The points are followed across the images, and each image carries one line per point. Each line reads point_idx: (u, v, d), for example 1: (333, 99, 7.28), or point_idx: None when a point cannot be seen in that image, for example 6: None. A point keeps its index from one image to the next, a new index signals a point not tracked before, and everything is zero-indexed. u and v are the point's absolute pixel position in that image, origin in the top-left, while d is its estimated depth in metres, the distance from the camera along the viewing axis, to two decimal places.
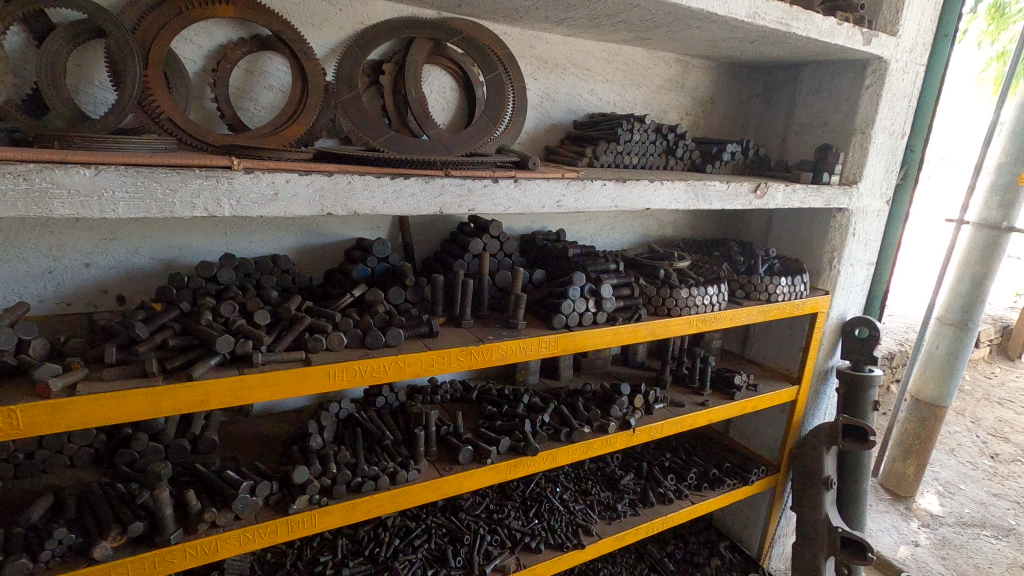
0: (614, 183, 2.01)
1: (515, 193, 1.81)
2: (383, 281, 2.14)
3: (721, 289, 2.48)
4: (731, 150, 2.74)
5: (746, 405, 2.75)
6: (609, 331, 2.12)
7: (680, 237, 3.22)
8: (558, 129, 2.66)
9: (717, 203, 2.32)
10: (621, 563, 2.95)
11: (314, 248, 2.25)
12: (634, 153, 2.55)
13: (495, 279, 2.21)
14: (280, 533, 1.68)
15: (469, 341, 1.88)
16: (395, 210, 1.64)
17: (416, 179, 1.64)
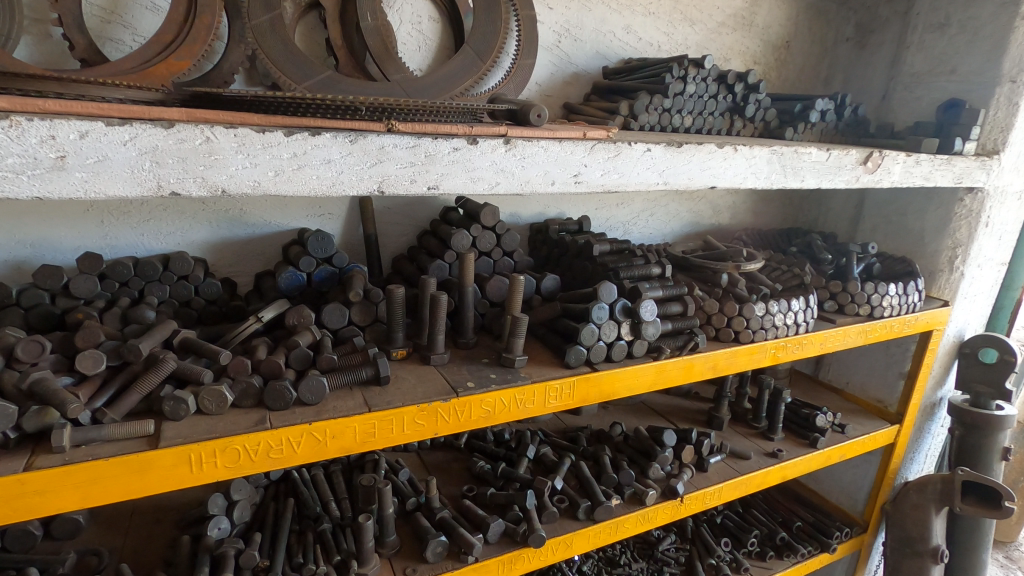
0: (663, 148, 1.30)
1: (506, 162, 1.13)
2: (325, 292, 1.49)
3: (809, 303, 1.75)
4: (822, 107, 1.98)
5: (833, 454, 2.04)
6: (651, 368, 1.44)
7: (739, 227, 2.49)
8: (583, 80, 1.95)
9: (812, 179, 1.59)
10: None
11: (239, 243, 1.63)
12: (686, 111, 1.83)
13: (485, 289, 1.53)
14: None
15: (436, 391, 1.23)
16: (299, 186, 0.98)
17: (332, 134, 0.97)
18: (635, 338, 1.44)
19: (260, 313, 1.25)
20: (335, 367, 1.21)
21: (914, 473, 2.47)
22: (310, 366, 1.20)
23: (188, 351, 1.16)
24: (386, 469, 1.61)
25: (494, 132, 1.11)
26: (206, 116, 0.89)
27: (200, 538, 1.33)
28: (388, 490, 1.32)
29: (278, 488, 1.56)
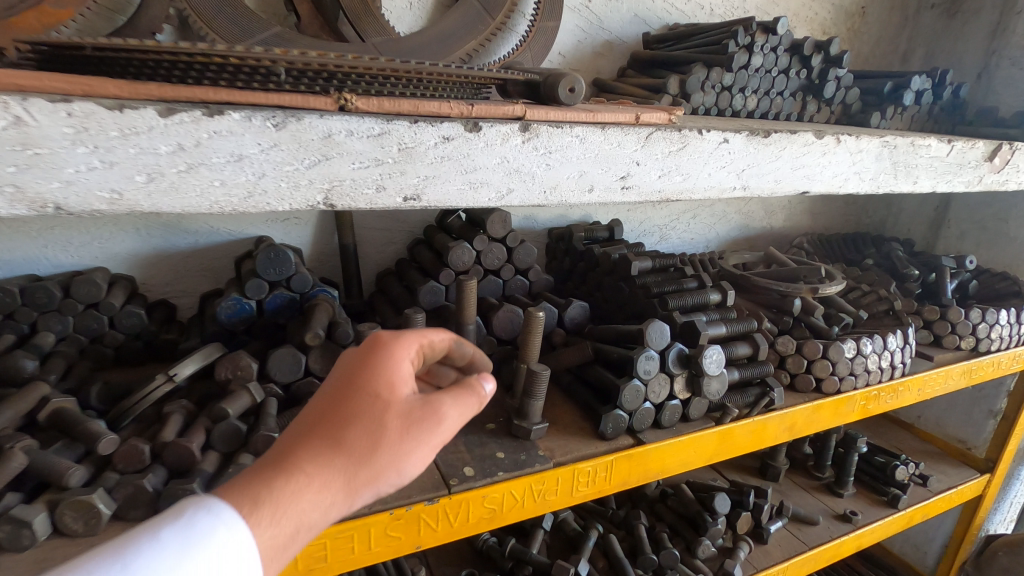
0: (746, 138, 0.92)
1: (522, 158, 0.76)
2: (282, 325, 1.13)
3: (907, 339, 1.37)
4: (919, 87, 1.57)
5: (916, 515, 1.67)
6: (711, 435, 1.07)
7: (796, 231, 2.10)
8: (618, 50, 1.55)
9: (928, 181, 1.19)
10: None
11: (178, 256, 1.27)
12: (751, 89, 1.44)
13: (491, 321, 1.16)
14: None
15: (419, 483, 0.87)
16: (191, 198, 0.60)
17: (244, 114, 0.59)
18: (693, 395, 1.07)
19: (176, 370, 0.89)
20: None
21: (998, 525, 2.09)
22: (241, 448, 0.86)
23: (62, 430, 0.80)
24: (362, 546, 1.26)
25: (506, 113, 0.73)
26: (12, 79, 0.52)
27: None
28: None
29: None
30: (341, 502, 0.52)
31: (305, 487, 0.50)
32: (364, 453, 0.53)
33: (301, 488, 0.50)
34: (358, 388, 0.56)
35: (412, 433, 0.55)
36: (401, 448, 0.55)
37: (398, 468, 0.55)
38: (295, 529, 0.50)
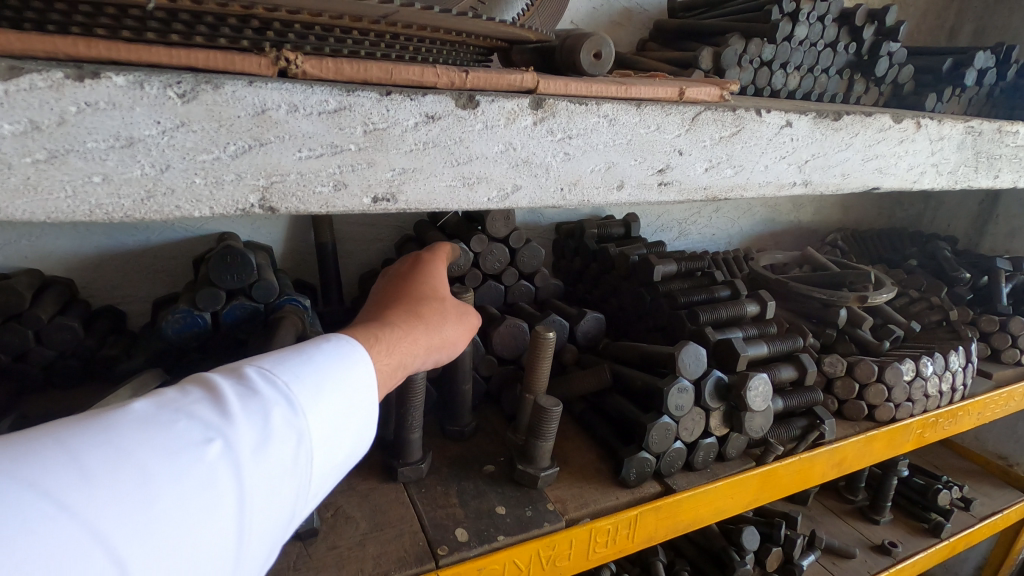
0: (812, 122, 0.73)
1: (532, 145, 0.57)
2: (242, 340, 0.95)
3: (968, 356, 1.19)
4: (982, 65, 1.38)
5: (960, 544, 1.50)
6: (753, 477, 0.90)
7: (827, 226, 1.91)
8: (638, 20, 1.35)
9: (1011, 174, 1.00)
10: None
11: (124, 255, 1.08)
12: (794, 65, 1.24)
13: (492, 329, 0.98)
14: None
15: (400, 551, 0.69)
16: (60, 200, 0.42)
17: (132, 78, 0.41)
18: (732, 432, 0.89)
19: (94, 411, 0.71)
20: None
21: None
22: None
23: None
24: None
25: (511, 84, 0.55)
26: None
27: None
28: None
29: None
30: (431, 347, 0.62)
31: (411, 326, 0.60)
32: (445, 312, 0.65)
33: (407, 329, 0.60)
34: (418, 279, 0.69)
35: (468, 311, 0.69)
36: (466, 315, 0.69)
37: (461, 332, 0.68)
38: (395, 366, 0.57)
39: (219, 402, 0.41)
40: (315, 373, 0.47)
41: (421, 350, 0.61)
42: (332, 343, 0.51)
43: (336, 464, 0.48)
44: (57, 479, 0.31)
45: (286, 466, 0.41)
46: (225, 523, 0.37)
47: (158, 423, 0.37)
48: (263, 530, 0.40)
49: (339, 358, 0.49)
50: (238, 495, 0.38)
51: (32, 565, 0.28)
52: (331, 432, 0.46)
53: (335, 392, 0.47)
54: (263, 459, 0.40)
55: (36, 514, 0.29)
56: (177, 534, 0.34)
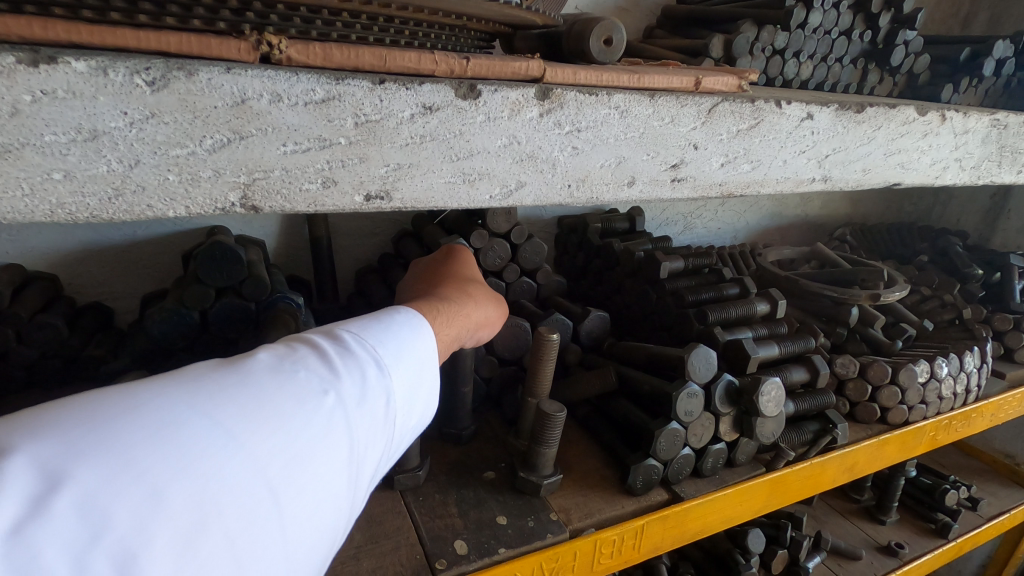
0: (834, 113, 0.69)
1: (537, 139, 0.53)
2: (232, 340, 0.91)
3: (983, 356, 1.16)
4: (1000, 54, 1.33)
5: (967, 545, 1.48)
6: (763, 483, 0.87)
7: (835, 220, 1.87)
8: (645, 5, 1.30)
9: None
10: None
11: (110, 249, 1.04)
12: (807, 53, 1.19)
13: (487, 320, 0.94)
14: None
15: (395, 566, 0.66)
16: (16, 199, 0.38)
17: (95, 63, 0.37)
18: (742, 437, 0.86)
19: None
20: None
21: None
22: None
23: None
24: None
25: (517, 72, 0.50)
26: None
27: None
28: None
29: None
30: (477, 325, 0.70)
31: (465, 304, 0.68)
32: (487, 297, 0.74)
33: (464, 305, 0.67)
34: (458, 272, 0.77)
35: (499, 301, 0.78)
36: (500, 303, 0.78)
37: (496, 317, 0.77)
38: (452, 339, 0.64)
39: (328, 357, 0.44)
40: (399, 338, 0.51)
41: (471, 326, 0.69)
42: (406, 312, 0.55)
43: (416, 422, 0.51)
44: (221, 415, 0.35)
45: (382, 418, 0.45)
46: (340, 466, 0.40)
47: (280, 375, 0.41)
48: (366, 476, 0.44)
49: (416, 326, 0.54)
50: (351, 441, 0.41)
51: (199, 490, 0.32)
52: (413, 390, 0.50)
53: (415, 356, 0.51)
54: (366, 412, 0.43)
55: (198, 446, 0.33)
56: (308, 471, 0.37)
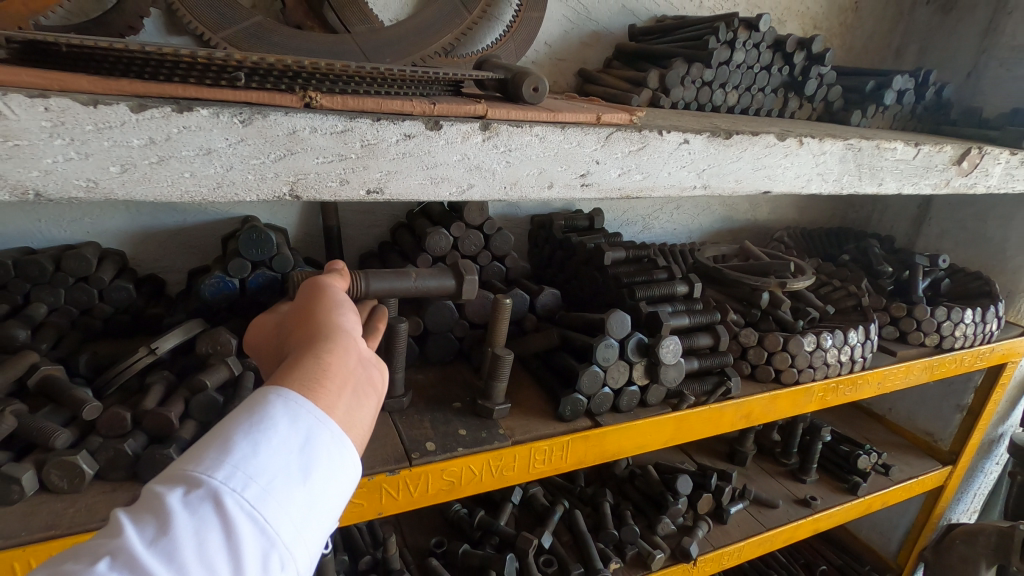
0: (706, 140, 0.95)
1: (482, 156, 0.79)
2: (264, 303, 1.18)
3: (869, 334, 1.42)
4: (901, 87, 1.59)
5: (876, 502, 1.73)
6: (668, 420, 1.13)
7: (781, 224, 2.13)
8: (604, 41, 1.58)
9: (892, 182, 1.22)
10: None
11: (167, 233, 1.31)
12: (732, 85, 1.46)
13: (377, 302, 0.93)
14: None
15: (383, 454, 0.93)
16: (163, 188, 0.65)
17: (211, 111, 0.63)
18: (651, 382, 1.12)
19: (156, 343, 0.95)
20: None
21: (960, 514, 2.16)
22: (217, 417, 0.91)
23: (50, 396, 0.86)
24: None
25: (467, 112, 0.77)
26: None
27: None
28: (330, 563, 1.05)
29: None
30: (349, 338, 0.64)
31: (324, 335, 0.63)
32: (337, 308, 0.68)
33: (326, 334, 0.63)
34: (304, 301, 0.71)
35: (348, 304, 0.71)
36: (349, 299, 0.72)
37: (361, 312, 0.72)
38: (343, 377, 0.60)
39: (147, 507, 0.48)
40: (226, 442, 0.51)
41: (363, 344, 0.66)
42: (251, 409, 0.55)
43: (307, 491, 0.52)
44: None
45: (218, 527, 0.47)
46: None
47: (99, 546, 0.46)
48: None
49: (264, 419, 0.53)
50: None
51: None
52: (270, 475, 0.51)
53: (252, 442, 0.52)
54: (179, 553, 0.46)
55: None
56: None
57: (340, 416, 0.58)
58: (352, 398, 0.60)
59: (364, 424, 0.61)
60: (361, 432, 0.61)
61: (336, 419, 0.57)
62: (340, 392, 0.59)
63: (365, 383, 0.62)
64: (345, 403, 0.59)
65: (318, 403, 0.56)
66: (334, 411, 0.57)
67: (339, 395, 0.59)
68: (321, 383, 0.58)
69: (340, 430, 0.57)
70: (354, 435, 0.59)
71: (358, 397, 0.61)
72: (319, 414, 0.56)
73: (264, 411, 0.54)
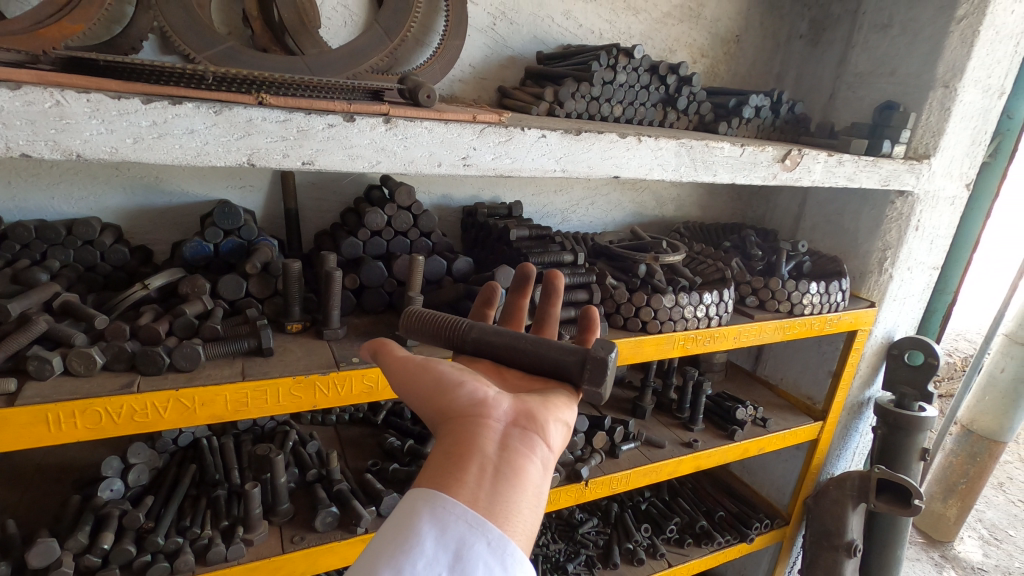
0: (561, 135, 1.31)
1: (386, 141, 1.13)
2: (233, 264, 1.49)
3: (724, 296, 1.78)
4: (757, 103, 1.98)
5: (751, 446, 2.07)
6: None
7: (683, 219, 2.51)
8: (518, 64, 1.95)
9: (725, 174, 1.60)
10: (605, 527, 2.26)
11: (157, 212, 1.62)
12: (616, 100, 1.83)
13: (486, 286, 1.15)
14: (98, 429, 1.04)
15: (318, 364, 1.25)
16: (161, 155, 0.98)
17: (195, 105, 0.97)
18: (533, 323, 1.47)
19: (148, 281, 1.27)
20: (219, 337, 1.23)
21: (841, 469, 2.51)
22: (194, 335, 1.23)
23: (72, 315, 1.18)
24: (291, 441, 1.63)
25: (375, 111, 1.11)
26: (55, 79, 0.88)
27: (90, 498, 1.35)
28: (278, 458, 1.35)
29: (185, 455, 1.59)
30: (475, 426, 0.78)
31: (455, 434, 0.77)
32: (458, 390, 0.83)
33: (457, 429, 0.78)
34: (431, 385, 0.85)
35: (466, 380, 0.85)
36: (466, 375, 0.86)
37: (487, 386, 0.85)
38: (478, 471, 0.73)
39: None
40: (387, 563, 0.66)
41: (494, 431, 0.78)
42: (399, 534, 0.68)
43: None
44: None
45: None
46: None
47: None
48: None
49: (410, 542, 0.67)
50: None
51: None
52: None
53: (408, 563, 0.66)
54: None
55: None
56: None
57: (489, 508, 0.70)
58: (494, 485, 0.72)
59: (518, 506, 0.73)
60: (515, 514, 0.72)
61: (482, 511, 0.70)
62: (479, 483, 0.72)
63: (505, 466, 0.75)
64: (487, 492, 0.72)
65: (464, 504, 0.70)
66: (477, 506, 0.70)
67: (479, 486, 0.72)
68: (459, 485, 0.71)
69: (490, 523, 0.69)
70: (509, 521, 0.71)
71: (500, 483, 0.73)
72: (465, 516, 0.68)
73: (414, 529, 0.68)
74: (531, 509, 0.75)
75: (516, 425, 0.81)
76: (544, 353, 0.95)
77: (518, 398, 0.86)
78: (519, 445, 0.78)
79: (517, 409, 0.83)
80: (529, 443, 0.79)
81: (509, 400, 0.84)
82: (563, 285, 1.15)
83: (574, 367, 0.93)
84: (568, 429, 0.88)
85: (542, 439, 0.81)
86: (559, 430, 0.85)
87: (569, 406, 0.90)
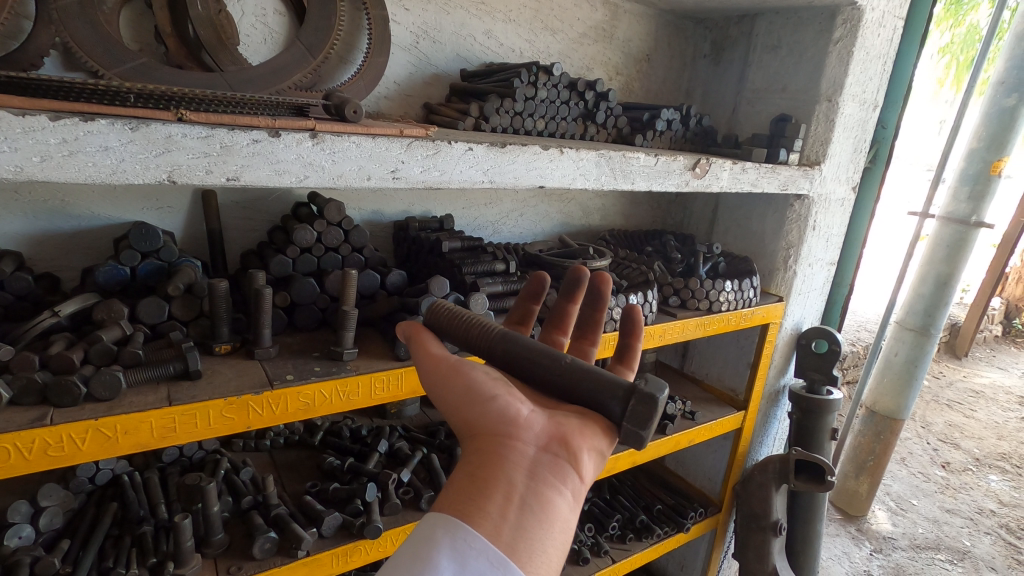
0: (487, 148, 1.37)
1: (314, 156, 1.14)
2: (152, 286, 1.42)
3: (648, 297, 1.89)
4: (668, 117, 2.12)
5: (681, 439, 2.18)
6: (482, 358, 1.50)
7: (608, 228, 2.63)
8: (443, 81, 2.01)
9: (642, 183, 1.71)
10: None
11: (64, 236, 1.53)
12: (538, 115, 1.91)
13: (535, 280, 1.17)
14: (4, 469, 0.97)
15: (249, 384, 1.22)
16: (71, 173, 0.94)
17: (107, 121, 0.94)
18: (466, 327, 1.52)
19: (58, 307, 1.20)
20: (141, 363, 1.18)
21: (763, 454, 2.70)
22: (113, 362, 1.17)
23: None
24: (223, 468, 1.57)
25: (301, 126, 1.12)
26: None
27: None
28: (210, 486, 1.30)
29: (104, 494, 1.49)
30: (505, 450, 0.82)
31: (484, 458, 0.82)
32: (489, 407, 0.87)
33: (488, 450, 0.83)
34: (463, 397, 0.89)
35: (498, 395, 0.88)
36: (500, 390, 0.89)
37: (522, 405, 0.89)
38: (505, 500, 0.77)
39: None
40: None
41: (523, 456, 0.82)
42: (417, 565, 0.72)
43: None
44: None
45: None
46: None
47: None
48: None
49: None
50: None
51: None
52: None
53: None
54: None
55: None
56: None
57: (512, 546, 0.74)
58: (519, 519, 0.76)
59: (545, 543, 0.76)
60: (540, 551, 0.76)
61: (504, 547, 0.73)
62: (505, 515, 0.76)
63: (533, 498, 0.79)
64: (510, 525, 0.75)
65: (486, 540, 0.73)
66: (501, 540, 0.74)
67: (505, 518, 0.76)
68: (485, 515, 0.75)
69: (511, 564, 0.72)
70: (532, 559, 0.74)
71: (524, 516, 0.76)
72: (486, 554, 0.72)
73: (433, 562, 0.72)
74: (557, 546, 0.78)
75: (547, 452, 0.84)
76: (584, 383, 0.93)
77: (550, 421, 0.89)
78: (548, 478, 0.82)
79: (548, 435, 0.86)
80: (559, 474, 0.83)
81: (541, 424, 0.88)
82: (610, 290, 1.18)
83: (615, 403, 0.90)
84: (601, 459, 0.90)
85: (572, 469, 0.85)
86: (591, 461, 0.87)
87: (606, 437, 0.92)
